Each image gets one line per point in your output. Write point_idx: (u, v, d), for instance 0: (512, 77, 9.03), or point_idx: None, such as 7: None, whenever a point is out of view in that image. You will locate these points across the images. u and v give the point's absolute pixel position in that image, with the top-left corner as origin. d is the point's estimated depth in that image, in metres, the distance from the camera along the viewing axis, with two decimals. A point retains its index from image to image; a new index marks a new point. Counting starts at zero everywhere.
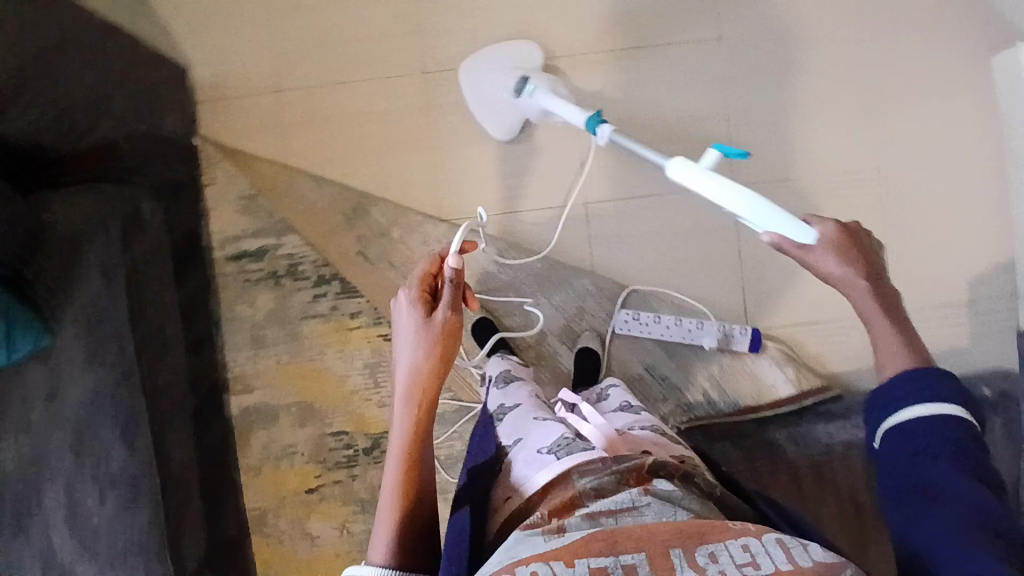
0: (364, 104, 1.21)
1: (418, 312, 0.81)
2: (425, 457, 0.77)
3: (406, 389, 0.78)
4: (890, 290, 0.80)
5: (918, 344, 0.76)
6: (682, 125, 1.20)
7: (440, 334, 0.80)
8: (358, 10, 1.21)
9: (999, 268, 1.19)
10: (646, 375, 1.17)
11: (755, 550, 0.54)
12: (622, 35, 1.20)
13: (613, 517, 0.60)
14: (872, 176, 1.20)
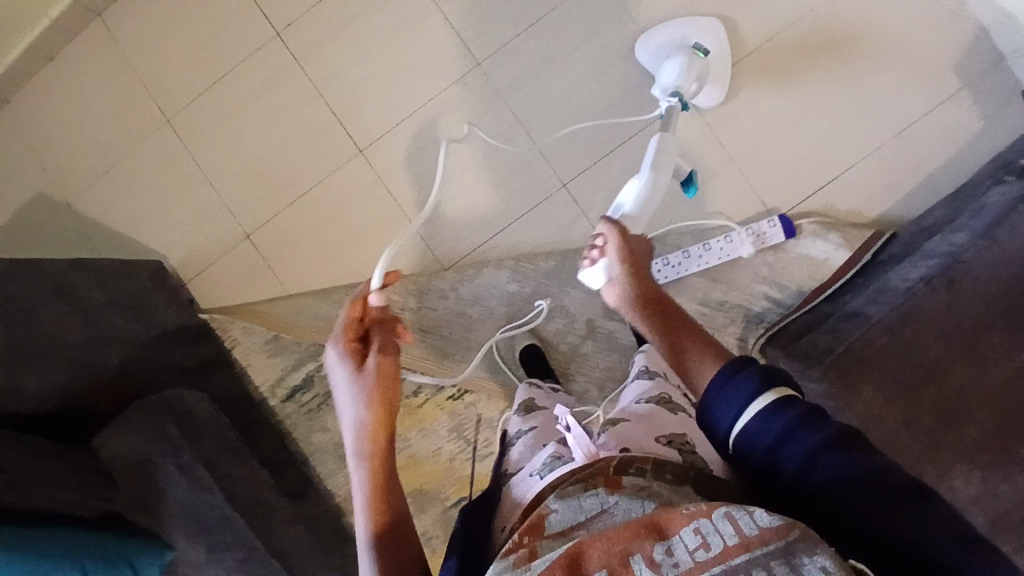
0: (326, 205, 1.23)
1: (349, 362, 0.78)
2: (397, 502, 0.72)
3: (356, 444, 0.76)
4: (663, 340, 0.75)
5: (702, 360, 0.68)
6: (614, 67, 1.18)
7: (376, 379, 0.77)
8: (275, 128, 1.23)
9: (976, 36, 1.16)
10: (705, 309, 1.15)
11: (706, 534, 0.51)
12: (516, 19, 1.19)
13: (584, 529, 0.55)
14: (811, 18, 1.17)
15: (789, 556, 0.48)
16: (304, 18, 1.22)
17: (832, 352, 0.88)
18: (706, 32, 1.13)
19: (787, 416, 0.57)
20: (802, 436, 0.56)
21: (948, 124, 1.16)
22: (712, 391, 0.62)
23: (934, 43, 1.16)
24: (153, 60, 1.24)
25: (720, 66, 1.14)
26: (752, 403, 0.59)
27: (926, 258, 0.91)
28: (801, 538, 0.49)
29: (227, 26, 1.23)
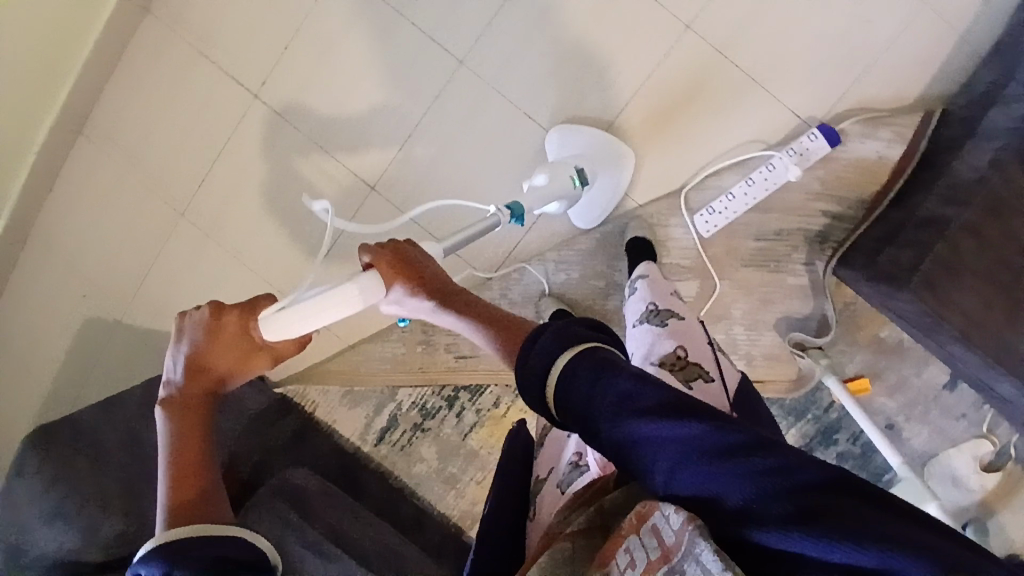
0: (359, 249, 1.21)
1: (207, 339, 0.82)
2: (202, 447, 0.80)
3: (173, 421, 0.81)
4: (466, 313, 0.80)
5: (490, 330, 0.76)
6: (601, 20, 1.11)
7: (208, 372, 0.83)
8: (286, 188, 1.21)
9: None
10: (763, 244, 1.11)
11: (631, 550, 0.54)
12: (486, 6, 1.13)
13: (569, 542, 0.59)
14: None
15: (692, 547, 0.49)
16: (277, 70, 1.18)
17: (921, 267, 0.81)
18: (605, 168, 1.09)
19: (607, 383, 0.57)
20: (638, 419, 0.55)
21: None
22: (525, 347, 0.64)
23: None
24: (148, 156, 1.22)
25: (606, 197, 1.11)
26: (555, 362, 0.60)
27: (992, 138, 0.83)
28: (699, 527, 0.50)
29: (203, 103, 1.20)
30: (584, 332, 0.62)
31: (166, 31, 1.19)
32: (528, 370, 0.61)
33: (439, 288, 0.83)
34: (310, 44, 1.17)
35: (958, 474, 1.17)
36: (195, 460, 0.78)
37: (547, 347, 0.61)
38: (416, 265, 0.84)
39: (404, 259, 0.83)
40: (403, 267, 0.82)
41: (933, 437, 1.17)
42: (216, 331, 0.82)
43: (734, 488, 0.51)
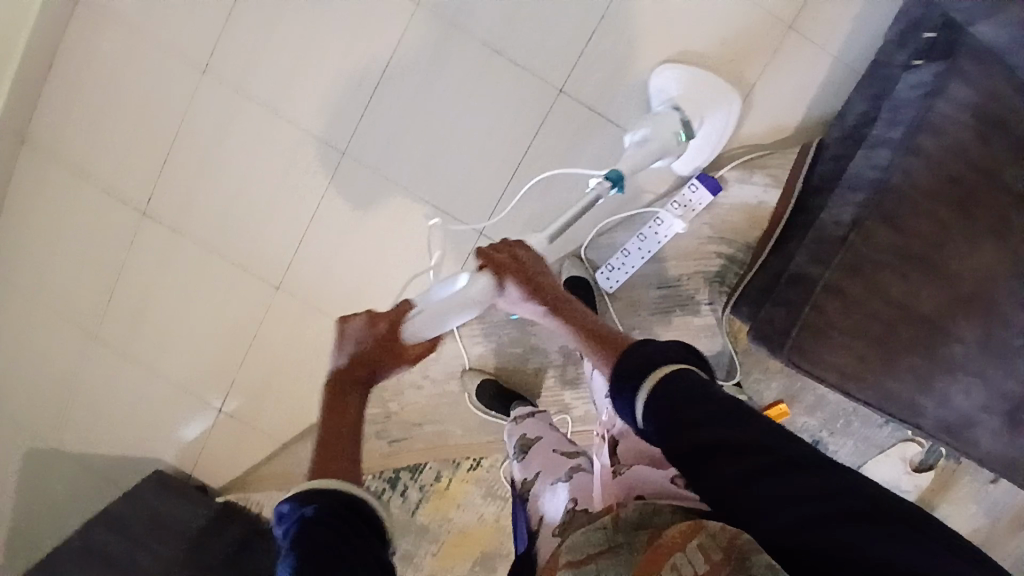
0: (275, 351, 1.21)
1: (366, 331, 0.98)
2: (352, 411, 0.92)
3: (325, 392, 0.95)
4: (577, 321, 0.88)
5: (593, 341, 0.83)
6: (473, 95, 1.10)
7: (359, 362, 0.97)
8: (194, 300, 1.20)
9: None
10: (666, 292, 1.12)
11: (681, 568, 0.53)
12: (357, 96, 1.11)
13: (594, 562, 0.58)
14: None
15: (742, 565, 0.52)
16: (161, 187, 1.16)
17: (792, 334, 0.82)
18: (710, 104, 1.05)
19: (682, 385, 0.64)
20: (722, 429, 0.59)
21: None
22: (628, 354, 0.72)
23: None
24: (50, 290, 1.21)
25: (716, 136, 1.06)
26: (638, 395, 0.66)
27: (854, 189, 0.83)
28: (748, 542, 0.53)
29: (95, 230, 1.19)
30: (682, 355, 0.69)
31: (45, 164, 1.17)
32: (630, 374, 0.69)
33: (555, 295, 0.92)
34: (190, 157, 1.15)
35: (887, 477, 1.20)
36: (344, 417, 0.90)
37: (652, 355, 0.69)
38: (532, 267, 0.95)
39: (518, 258, 0.95)
40: (518, 270, 0.94)
41: (860, 445, 1.19)
42: (373, 328, 0.98)
43: (777, 512, 0.54)
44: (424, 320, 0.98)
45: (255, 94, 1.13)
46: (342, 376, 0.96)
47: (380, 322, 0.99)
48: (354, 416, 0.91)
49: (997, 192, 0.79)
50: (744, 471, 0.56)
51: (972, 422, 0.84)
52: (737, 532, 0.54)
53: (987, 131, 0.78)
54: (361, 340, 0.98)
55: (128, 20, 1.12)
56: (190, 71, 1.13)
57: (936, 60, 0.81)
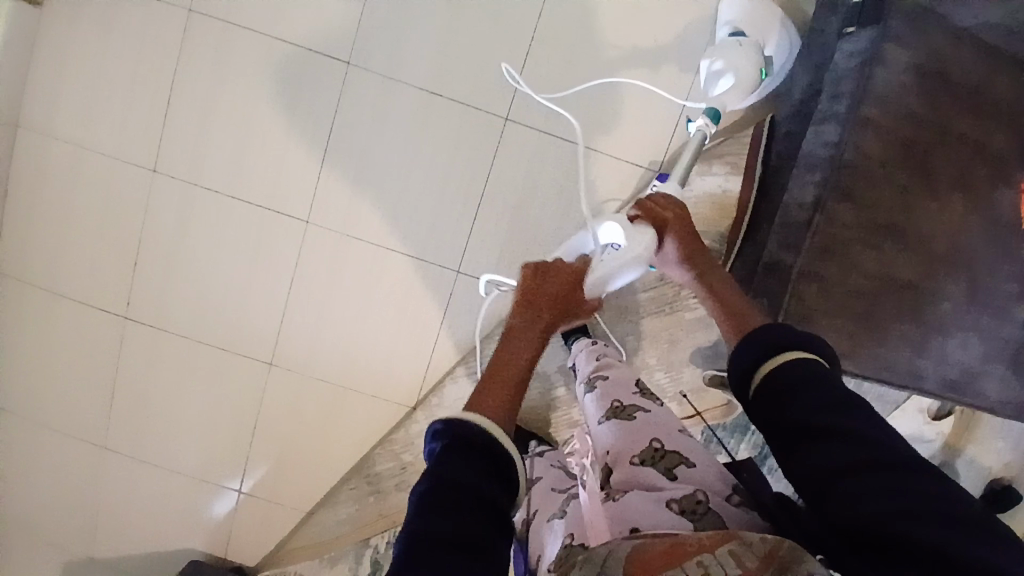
0: (280, 425, 1.21)
1: (529, 278, 0.90)
2: (517, 346, 0.83)
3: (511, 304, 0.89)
4: (724, 294, 0.83)
5: (737, 315, 0.78)
6: (424, 139, 1.12)
7: (541, 295, 0.89)
8: (191, 391, 1.20)
9: None
10: (650, 293, 1.13)
11: (708, 566, 0.50)
12: (310, 162, 1.13)
13: (605, 555, 0.54)
14: None
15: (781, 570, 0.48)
16: (137, 289, 1.17)
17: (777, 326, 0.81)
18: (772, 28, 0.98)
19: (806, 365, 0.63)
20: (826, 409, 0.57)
21: None
22: (765, 330, 0.68)
23: None
24: (50, 409, 1.21)
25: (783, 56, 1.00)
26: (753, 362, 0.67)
27: (811, 169, 0.81)
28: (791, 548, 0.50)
29: (82, 341, 1.19)
30: (821, 349, 0.65)
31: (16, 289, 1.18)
32: (760, 344, 0.67)
33: (712, 265, 0.88)
34: (159, 253, 1.16)
35: (908, 432, 1.16)
36: (508, 365, 0.80)
37: (790, 336, 0.66)
38: (691, 230, 0.91)
39: (681, 224, 0.91)
40: (682, 231, 0.90)
41: (874, 406, 1.14)
42: (534, 282, 0.90)
43: (864, 501, 0.50)
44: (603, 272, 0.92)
45: (210, 180, 1.13)
46: (531, 288, 0.90)
47: (536, 300, 0.88)
48: (515, 356, 0.82)
49: (952, 147, 0.77)
50: (837, 454, 0.54)
51: (977, 374, 0.82)
52: (779, 541, 0.51)
53: (931, 87, 0.77)
54: (524, 284, 0.90)
55: (72, 133, 1.13)
56: (141, 170, 1.13)
57: (868, 26, 0.79)
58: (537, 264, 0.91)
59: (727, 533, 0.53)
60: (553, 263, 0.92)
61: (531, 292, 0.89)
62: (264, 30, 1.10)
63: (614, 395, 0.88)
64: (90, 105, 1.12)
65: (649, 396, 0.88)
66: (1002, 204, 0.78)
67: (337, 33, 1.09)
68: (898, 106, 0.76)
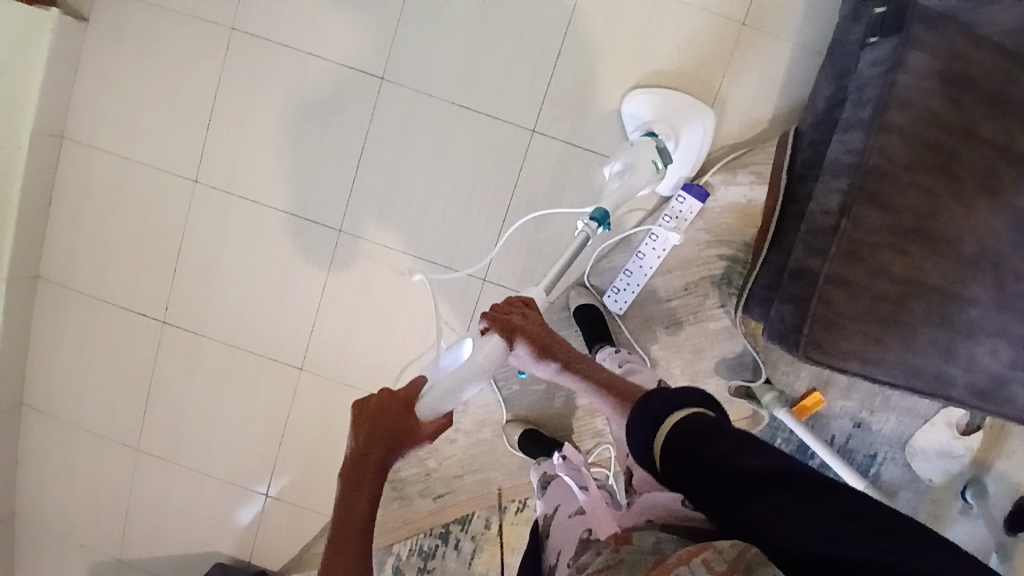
0: (306, 430, 1.23)
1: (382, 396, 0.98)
2: (369, 487, 0.97)
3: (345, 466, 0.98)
4: (599, 375, 0.90)
5: (612, 398, 0.84)
6: (453, 150, 1.15)
7: (389, 413, 0.97)
8: (221, 395, 1.23)
9: None
10: (676, 302, 1.12)
11: None
12: (342, 173, 1.17)
13: None
14: None
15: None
16: (174, 294, 1.21)
17: (803, 329, 0.81)
18: (684, 121, 1.07)
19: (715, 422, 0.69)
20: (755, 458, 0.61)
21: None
22: (634, 416, 0.75)
23: None
24: (87, 410, 1.25)
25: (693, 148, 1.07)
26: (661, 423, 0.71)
27: (836, 175, 0.82)
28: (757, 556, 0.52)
29: (119, 344, 1.23)
30: (692, 396, 0.73)
31: (60, 293, 1.22)
32: (652, 414, 0.73)
33: (572, 356, 0.94)
34: (196, 259, 1.20)
35: (938, 446, 1.14)
36: (360, 505, 0.96)
37: (673, 401, 0.72)
38: (540, 328, 0.96)
39: (530, 323, 0.97)
40: (531, 330, 0.96)
41: (903, 419, 1.14)
42: (382, 411, 0.97)
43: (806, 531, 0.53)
44: (436, 396, 0.96)
45: (245, 190, 1.18)
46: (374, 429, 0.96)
47: (378, 431, 0.96)
48: (359, 508, 0.96)
49: (976, 149, 0.78)
50: (778, 502, 0.56)
51: (1005, 381, 0.82)
52: (746, 546, 0.52)
53: (956, 94, 0.78)
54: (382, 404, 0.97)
55: (118, 145, 1.18)
56: (182, 179, 1.18)
57: (891, 35, 0.81)
58: (376, 399, 0.98)
59: (699, 543, 0.54)
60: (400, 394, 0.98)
61: (377, 433, 0.97)
62: (298, 45, 1.15)
63: None
64: (134, 118, 1.18)
65: None
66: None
67: (370, 49, 1.14)
68: (922, 112, 0.77)
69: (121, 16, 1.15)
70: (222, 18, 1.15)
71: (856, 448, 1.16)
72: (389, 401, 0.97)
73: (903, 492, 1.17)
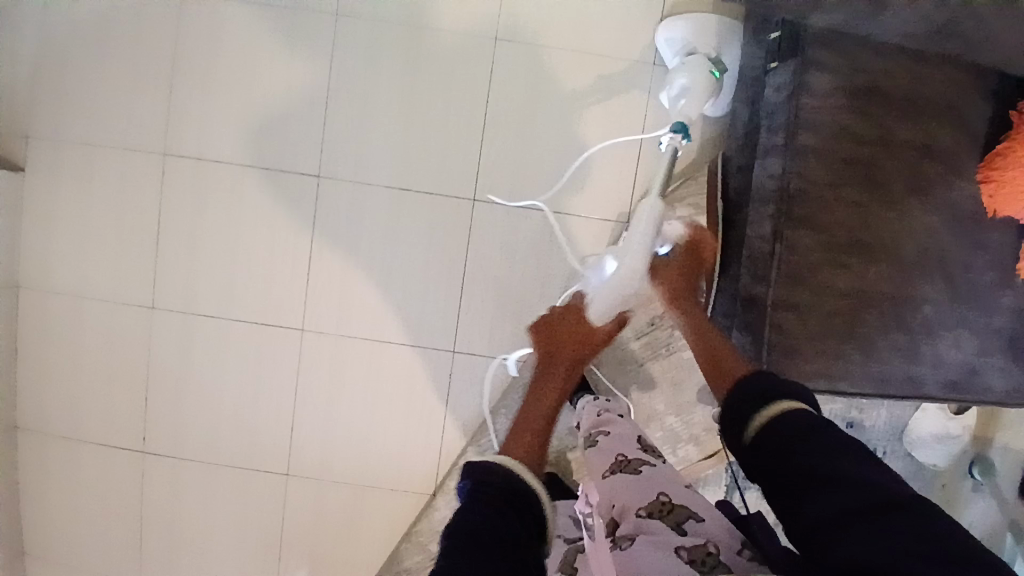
0: (306, 534, 1.20)
1: (554, 315, 1.09)
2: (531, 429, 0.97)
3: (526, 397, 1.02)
4: (717, 337, 0.90)
5: (730, 359, 0.84)
6: (399, 231, 1.16)
7: (562, 329, 1.07)
8: (214, 514, 1.21)
9: None
10: (644, 339, 1.14)
11: None
12: (296, 273, 1.18)
13: None
14: (501, 57, 1.13)
15: None
16: (150, 420, 1.20)
17: (764, 360, 0.81)
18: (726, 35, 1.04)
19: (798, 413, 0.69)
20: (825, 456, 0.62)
21: None
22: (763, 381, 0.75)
23: None
24: (82, 554, 1.23)
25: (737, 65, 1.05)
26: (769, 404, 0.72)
27: (764, 203, 0.82)
28: None
29: (104, 481, 1.21)
30: (806, 397, 0.73)
31: (38, 441, 1.22)
32: (756, 397, 0.74)
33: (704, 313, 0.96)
34: (168, 384, 1.20)
35: (935, 431, 1.10)
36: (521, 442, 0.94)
37: (767, 384, 0.74)
38: (693, 279, 1.01)
39: (685, 271, 1.01)
40: (673, 277, 1.00)
41: (894, 411, 1.12)
42: (551, 330, 1.07)
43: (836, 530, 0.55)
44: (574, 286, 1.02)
45: (205, 306, 1.18)
46: (547, 341, 1.07)
47: (552, 348, 1.06)
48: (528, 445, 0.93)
49: (897, 156, 0.77)
50: (830, 501, 0.57)
51: (977, 370, 0.81)
52: None
53: (864, 104, 0.76)
54: (552, 322, 1.08)
55: (73, 285, 1.19)
56: (142, 307, 1.19)
57: (788, 58, 0.78)
58: (548, 317, 1.08)
59: None
60: (568, 312, 1.08)
61: (552, 337, 1.07)
62: (234, 160, 1.17)
63: (618, 451, 0.92)
64: (84, 256, 1.19)
65: (654, 455, 0.92)
66: (960, 200, 0.78)
67: (302, 150, 1.16)
68: (834, 130, 0.76)
69: (56, 161, 1.18)
70: (156, 146, 1.17)
71: None
72: (562, 321, 1.07)
73: (911, 484, 1.13)
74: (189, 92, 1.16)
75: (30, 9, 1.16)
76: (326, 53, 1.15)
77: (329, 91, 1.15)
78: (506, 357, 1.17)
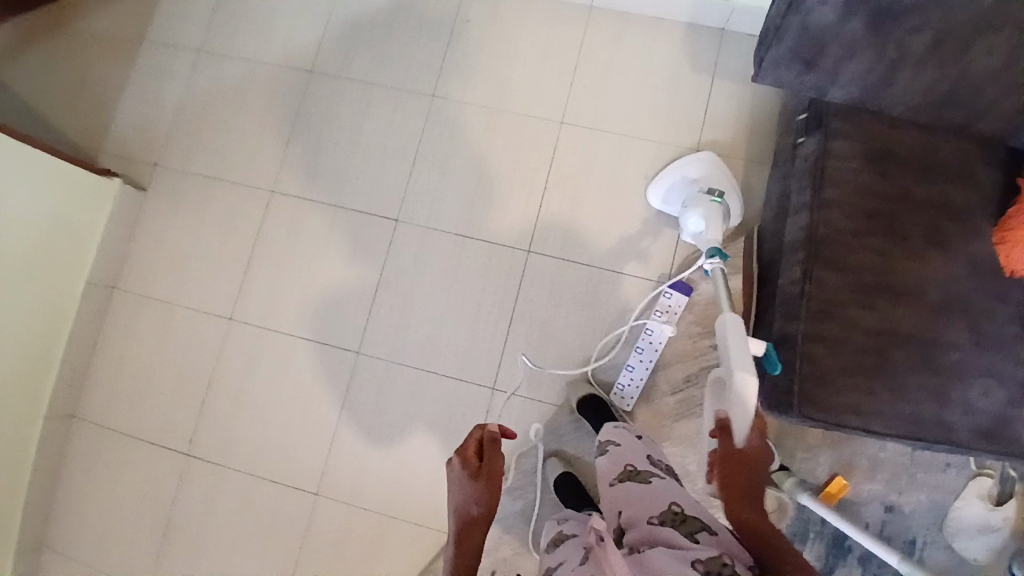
0: (324, 560, 1.20)
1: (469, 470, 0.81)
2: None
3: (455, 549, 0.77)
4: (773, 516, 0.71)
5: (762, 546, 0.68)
6: (459, 273, 1.29)
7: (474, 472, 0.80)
8: (238, 526, 1.22)
9: (685, 65, 1.32)
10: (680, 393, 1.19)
11: None
12: (361, 301, 1.29)
13: None
14: (565, 138, 1.32)
15: None
16: (199, 425, 1.27)
17: (795, 390, 0.85)
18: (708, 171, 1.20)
19: None
20: None
21: (721, 126, 1.29)
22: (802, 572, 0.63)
23: (658, 88, 1.32)
24: (105, 552, 1.25)
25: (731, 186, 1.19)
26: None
27: (794, 250, 0.91)
28: None
29: (144, 478, 1.26)
30: None
31: (96, 431, 1.30)
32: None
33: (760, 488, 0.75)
34: (224, 391, 1.28)
35: (975, 521, 1.06)
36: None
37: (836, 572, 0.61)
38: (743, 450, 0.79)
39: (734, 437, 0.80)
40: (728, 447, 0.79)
41: (935, 497, 1.09)
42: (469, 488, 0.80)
43: None
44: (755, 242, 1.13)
45: (274, 322, 1.30)
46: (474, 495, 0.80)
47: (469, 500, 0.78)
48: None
49: (915, 211, 0.87)
50: None
51: (1008, 421, 0.83)
52: None
53: (881, 166, 0.89)
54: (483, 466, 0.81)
55: (163, 291, 1.34)
56: (218, 318, 1.32)
57: (813, 130, 0.93)
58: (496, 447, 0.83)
59: None
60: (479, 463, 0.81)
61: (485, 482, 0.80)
62: (325, 201, 1.35)
63: (628, 459, 0.86)
64: (180, 268, 1.35)
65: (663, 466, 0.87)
66: (978, 257, 0.86)
67: (385, 198, 1.34)
68: (855, 186, 0.88)
69: (178, 188, 1.39)
70: (262, 184, 1.37)
71: (894, 535, 1.09)
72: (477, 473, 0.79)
73: None
74: (299, 145, 1.38)
75: (188, 73, 1.44)
76: (417, 123, 1.36)
77: (416, 153, 1.35)
78: (545, 399, 1.22)
